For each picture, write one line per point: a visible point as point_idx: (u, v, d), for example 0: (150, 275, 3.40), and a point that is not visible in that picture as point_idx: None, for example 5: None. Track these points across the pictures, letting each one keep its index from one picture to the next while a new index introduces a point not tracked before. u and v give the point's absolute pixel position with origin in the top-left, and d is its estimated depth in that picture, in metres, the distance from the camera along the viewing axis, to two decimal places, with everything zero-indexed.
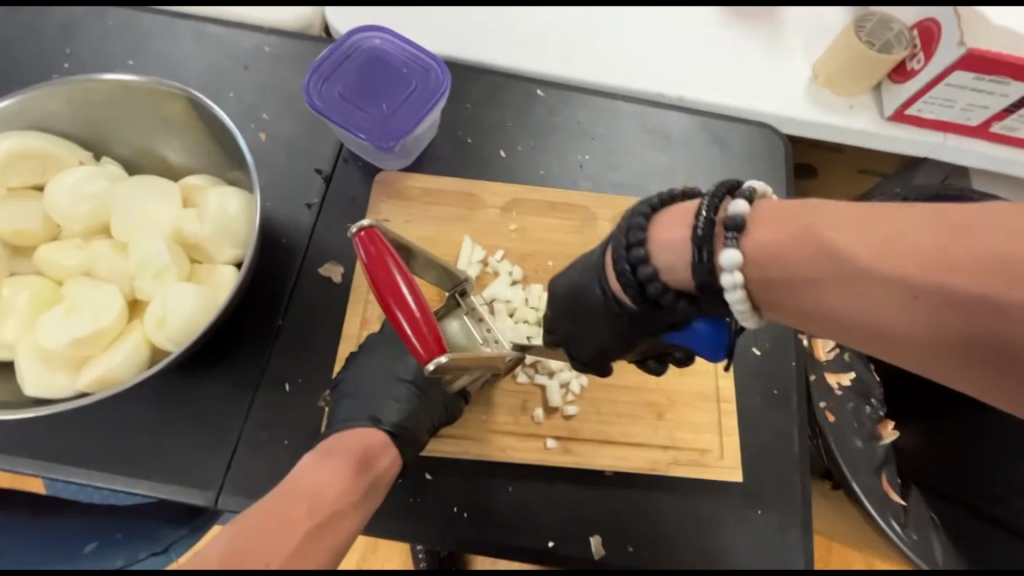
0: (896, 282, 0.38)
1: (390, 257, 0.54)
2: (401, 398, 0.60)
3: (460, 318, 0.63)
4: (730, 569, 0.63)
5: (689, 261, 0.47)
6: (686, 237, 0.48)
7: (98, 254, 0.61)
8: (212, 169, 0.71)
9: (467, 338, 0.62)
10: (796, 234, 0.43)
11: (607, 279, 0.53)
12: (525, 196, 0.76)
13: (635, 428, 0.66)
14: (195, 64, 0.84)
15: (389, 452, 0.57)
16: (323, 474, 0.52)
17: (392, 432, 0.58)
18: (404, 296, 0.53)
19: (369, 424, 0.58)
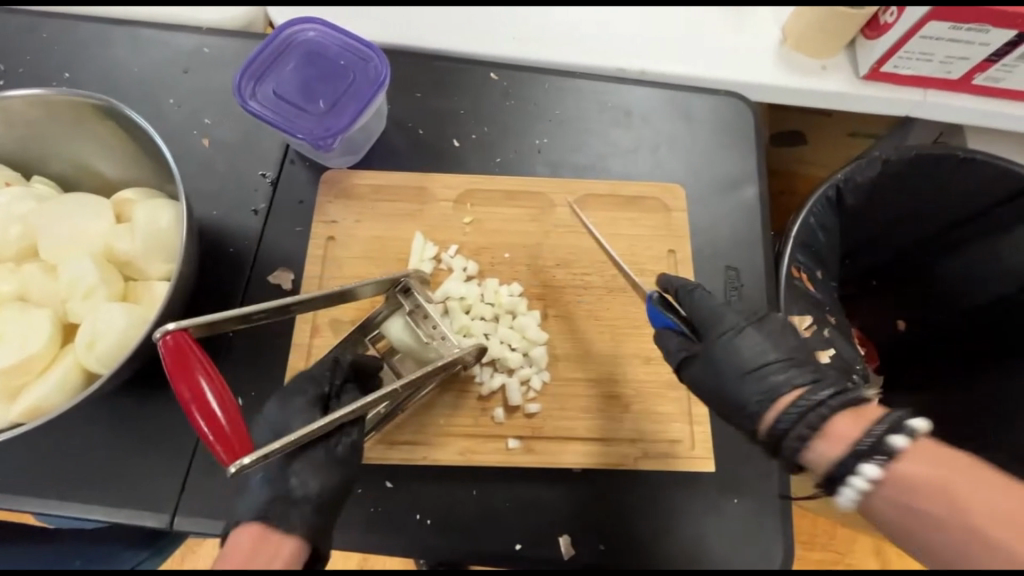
0: (969, 515, 0.44)
1: (201, 359, 0.48)
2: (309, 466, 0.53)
3: (404, 317, 0.61)
4: (707, 561, 0.61)
5: (835, 457, 0.47)
6: (845, 440, 0.47)
7: (29, 278, 0.58)
8: (149, 182, 0.68)
9: (411, 337, 0.61)
10: (925, 462, 0.46)
11: (763, 404, 0.52)
12: (479, 186, 0.73)
13: (601, 421, 0.63)
14: (133, 72, 0.81)
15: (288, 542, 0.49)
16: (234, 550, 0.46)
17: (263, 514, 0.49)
18: (206, 403, 0.47)
19: (259, 516, 0.49)
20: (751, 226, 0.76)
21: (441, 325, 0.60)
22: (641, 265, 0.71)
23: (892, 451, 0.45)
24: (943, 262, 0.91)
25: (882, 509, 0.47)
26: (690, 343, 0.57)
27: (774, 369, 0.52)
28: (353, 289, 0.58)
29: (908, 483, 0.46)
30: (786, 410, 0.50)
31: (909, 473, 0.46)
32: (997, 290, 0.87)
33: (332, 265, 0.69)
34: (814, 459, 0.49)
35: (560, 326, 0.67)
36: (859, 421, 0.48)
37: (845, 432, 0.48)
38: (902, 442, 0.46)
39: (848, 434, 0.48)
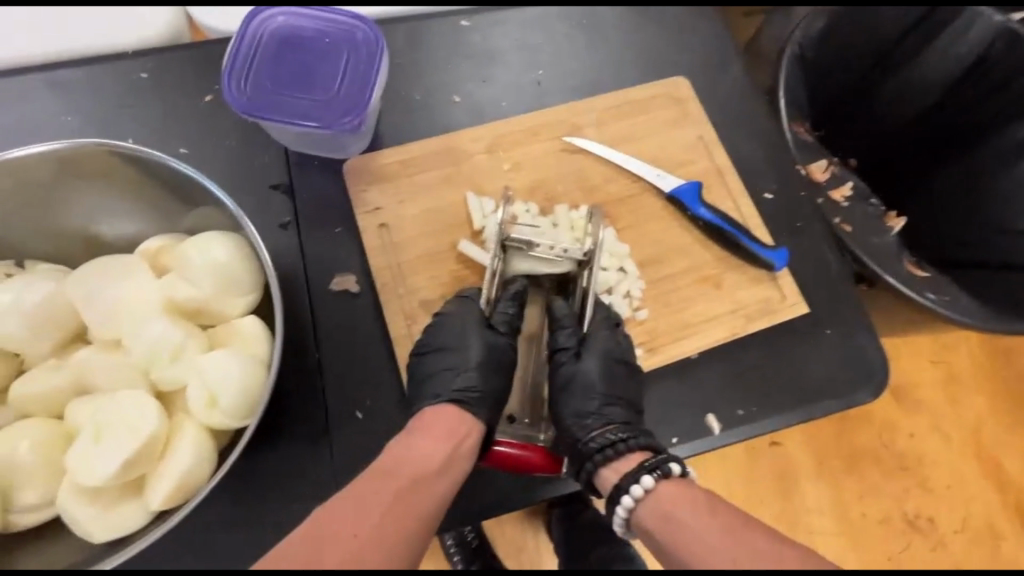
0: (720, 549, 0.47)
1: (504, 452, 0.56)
2: (469, 377, 0.60)
3: (520, 257, 0.63)
4: (826, 387, 0.67)
5: (650, 491, 0.53)
6: (658, 487, 0.53)
7: (90, 365, 0.52)
8: (161, 228, 0.60)
9: (539, 265, 0.63)
10: (685, 500, 0.52)
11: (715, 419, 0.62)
12: (504, 132, 0.72)
13: (702, 304, 0.67)
14: (71, 123, 0.70)
15: (466, 421, 0.57)
16: (421, 449, 0.53)
17: (460, 398, 0.58)
18: (518, 457, 0.56)
19: (455, 398, 0.58)
20: (752, 99, 0.80)
21: (557, 242, 0.61)
22: (678, 158, 0.74)
23: (668, 471, 0.53)
24: (882, 90, 1.01)
25: (672, 513, 0.52)
26: (711, 220, 0.68)
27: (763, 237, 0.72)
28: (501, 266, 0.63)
29: (660, 496, 0.53)
30: (624, 460, 0.56)
31: (665, 496, 0.53)
32: (931, 99, 1.00)
33: (396, 251, 0.66)
34: (601, 484, 0.57)
35: (634, 236, 0.69)
36: (673, 484, 0.53)
37: (665, 497, 0.53)
38: (649, 482, 0.53)
39: (664, 495, 0.53)
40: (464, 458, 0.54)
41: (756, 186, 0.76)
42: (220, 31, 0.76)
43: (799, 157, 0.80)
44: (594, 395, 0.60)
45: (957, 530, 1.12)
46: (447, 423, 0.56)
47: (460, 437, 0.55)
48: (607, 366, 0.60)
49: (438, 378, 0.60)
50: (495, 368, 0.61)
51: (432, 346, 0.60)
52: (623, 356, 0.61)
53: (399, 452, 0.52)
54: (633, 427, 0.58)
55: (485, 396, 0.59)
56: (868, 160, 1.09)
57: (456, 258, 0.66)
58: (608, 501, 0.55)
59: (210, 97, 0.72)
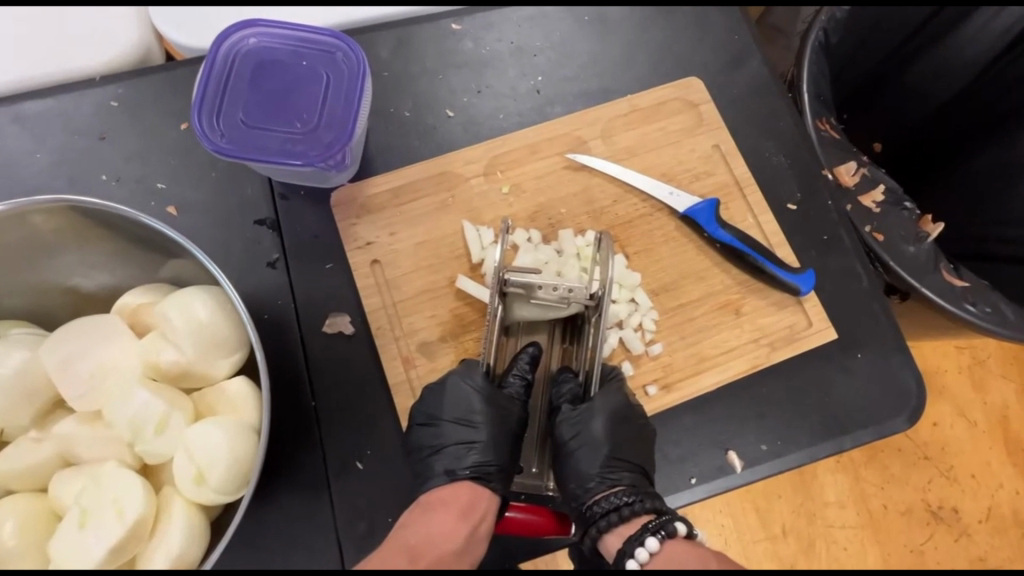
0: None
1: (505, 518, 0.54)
2: (477, 444, 0.57)
3: (521, 301, 0.58)
4: (856, 416, 0.63)
5: (656, 552, 0.50)
6: (663, 546, 0.50)
7: (72, 437, 0.49)
8: (143, 278, 0.57)
9: (546, 310, 0.57)
10: (690, 556, 0.49)
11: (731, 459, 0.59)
12: (502, 150, 0.66)
13: (721, 333, 0.63)
14: (40, 161, 0.65)
15: (483, 496, 0.55)
16: (439, 525, 0.51)
17: (475, 474, 0.56)
18: (523, 520, 0.54)
19: (473, 473, 0.56)
20: (772, 97, 0.73)
21: (561, 283, 0.56)
22: (692, 170, 0.68)
23: (673, 530, 0.51)
24: (911, 73, 0.93)
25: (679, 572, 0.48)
26: (729, 243, 0.63)
27: (785, 256, 0.67)
28: (503, 315, 0.57)
29: (667, 557, 0.50)
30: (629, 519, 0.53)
31: (673, 557, 0.50)
32: (963, 81, 0.92)
33: (391, 289, 0.62)
34: (605, 551, 0.53)
35: (645, 262, 0.64)
36: (678, 543, 0.50)
37: (669, 556, 0.50)
38: (654, 543, 0.50)
39: (668, 555, 0.50)
40: (482, 539, 0.52)
41: (778, 196, 0.70)
42: (192, 49, 0.70)
43: (826, 161, 0.72)
44: (596, 455, 0.56)
45: (981, 519, 1.09)
46: (461, 495, 0.54)
47: (479, 514, 0.53)
48: (610, 425, 0.56)
49: (445, 451, 0.57)
50: (505, 434, 0.58)
51: (435, 415, 0.57)
52: (626, 412, 0.57)
53: (421, 531, 0.50)
54: (640, 490, 0.55)
55: (502, 469, 0.57)
56: (891, 147, 1.02)
57: (455, 294, 0.62)
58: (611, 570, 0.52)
59: (186, 125, 0.67)
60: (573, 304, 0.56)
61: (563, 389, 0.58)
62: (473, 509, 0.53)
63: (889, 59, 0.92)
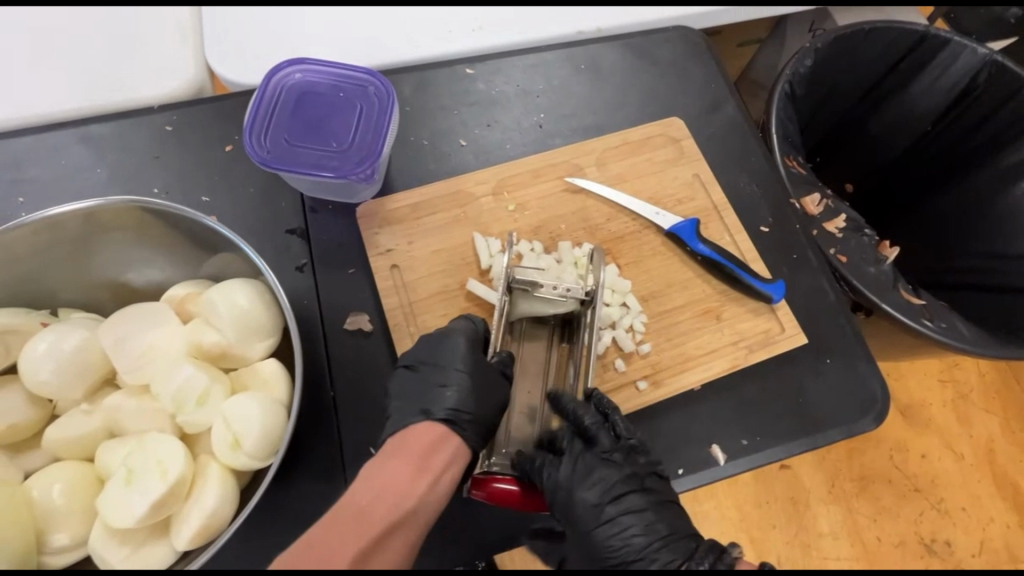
0: None
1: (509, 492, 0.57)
2: (453, 386, 0.59)
3: (525, 297, 0.65)
4: (828, 416, 0.69)
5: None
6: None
7: (119, 409, 0.54)
8: (187, 275, 0.64)
9: (546, 305, 0.64)
10: None
11: (713, 451, 0.65)
12: (508, 174, 0.76)
13: (704, 336, 0.69)
14: (99, 175, 0.74)
15: (449, 442, 0.57)
16: (391, 474, 0.52)
17: (448, 419, 0.58)
18: (522, 494, 0.57)
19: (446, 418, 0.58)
20: (745, 135, 0.84)
21: (560, 281, 0.63)
22: (675, 195, 0.78)
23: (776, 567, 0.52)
24: (871, 122, 1.05)
25: None
26: (708, 256, 0.71)
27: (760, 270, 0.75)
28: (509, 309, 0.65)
29: None
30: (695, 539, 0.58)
31: None
32: (921, 129, 1.02)
33: (408, 291, 0.69)
34: None
35: (635, 272, 0.72)
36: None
37: None
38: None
39: None
40: (437, 486, 0.53)
41: (752, 219, 0.79)
42: (239, 83, 0.80)
43: (793, 192, 0.82)
44: (645, 472, 0.60)
45: (975, 553, 1.08)
46: (421, 438, 0.56)
47: (436, 461, 0.55)
48: (615, 485, 0.59)
49: (421, 395, 0.60)
50: (487, 385, 0.60)
51: (429, 360, 0.61)
52: (630, 470, 0.59)
53: (375, 481, 0.51)
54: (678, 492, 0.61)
55: (474, 417, 0.58)
56: (862, 186, 1.13)
57: (464, 297, 0.69)
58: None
59: (230, 147, 0.76)
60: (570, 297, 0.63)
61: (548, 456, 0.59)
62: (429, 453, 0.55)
63: (853, 108, 1.03)
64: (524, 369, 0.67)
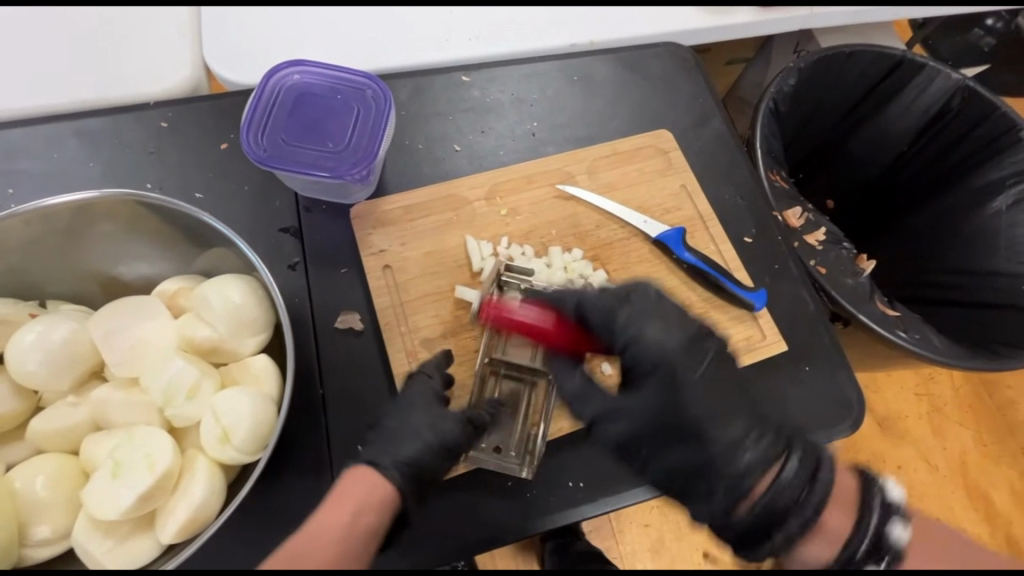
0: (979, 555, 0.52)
1: (519, 323, 0.66)
2: (408, 440, 0.58)
3: (514, 297, 0.71)
4: (807, 422, 0.71)
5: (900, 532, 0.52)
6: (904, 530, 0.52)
7: (106, 402, 0.54)
8: (180, 270, 0.64)
9: (545, 305, 0.67)
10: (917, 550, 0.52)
11: None
12: (501, 180, 0.77)
13: None
14: (91, 169, 0.74)
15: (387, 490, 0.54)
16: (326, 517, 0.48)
17: (395, 470, 0.55)
18: (534, 323, 0.65)
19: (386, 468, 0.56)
20: (731, 149, 0.86)
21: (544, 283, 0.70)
22: (663, 205, 0.80)
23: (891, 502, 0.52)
24: (849, 143, 1.09)
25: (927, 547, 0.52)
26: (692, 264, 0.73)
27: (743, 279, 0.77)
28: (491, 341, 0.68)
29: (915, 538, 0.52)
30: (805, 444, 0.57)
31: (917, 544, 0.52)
32: (899, 149, 1.06)
33: (400, 291, 0.70)
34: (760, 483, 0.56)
35: (623, 278, 0.74)
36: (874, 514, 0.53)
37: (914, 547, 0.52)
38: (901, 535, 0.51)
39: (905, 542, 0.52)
40: (369, 531, 0.50)
41: (736, 230, 0.81)
42: (236, 83, 0.81)
43: (775, 205, 0.85)
44: (712, 344, 0.65)
45: None
46: (357, 489, 0.53)
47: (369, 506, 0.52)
48: (679, 337, 0.64)
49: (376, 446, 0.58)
50: (448, 439, 0.60)
51: (409, 403, 0.61)
52: (694, 331, 0.65)
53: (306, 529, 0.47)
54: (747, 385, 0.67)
55: (420, 476, 0.57)
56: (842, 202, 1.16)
57: (455, 299, 0.70)
58: (769, 525, 0.54)
59: (225, 145, 0.77)
60: (570, 297, 0.66)
61: (596, 293, 0.66)
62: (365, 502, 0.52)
63: (835, 127, 1.06)
64: (501, 409, 0.67)
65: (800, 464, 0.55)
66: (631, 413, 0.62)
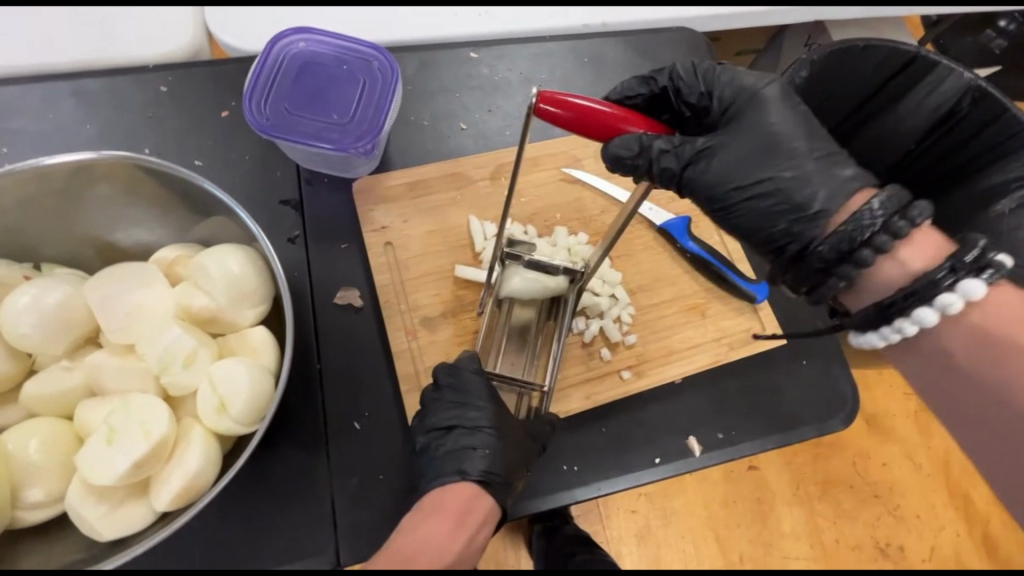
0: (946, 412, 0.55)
1: (578, 108, 0.47)
2: (482, 444, 0.59)
3: (518, 273, 0.64)
4: (800, 416, 0.71)
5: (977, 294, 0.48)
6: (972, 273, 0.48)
7: (101, 368, 0.53)
8: (178, 238, 0.63)
9: (540, 282, 0.63)
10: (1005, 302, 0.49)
11: (688, 442, 0.68)
12: (507, 160, 0.76)
13: (688, 331, 0.71)
14: (88, 131, 0.72)
15: (486, 499, 0.57)
16: (433, 532, 0.52)
17: (483, 479, 0.57)
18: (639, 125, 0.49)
19: (479, 477, 0.57)
20: None
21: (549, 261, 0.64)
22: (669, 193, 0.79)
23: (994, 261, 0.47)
24: (861, 128, 1.00)
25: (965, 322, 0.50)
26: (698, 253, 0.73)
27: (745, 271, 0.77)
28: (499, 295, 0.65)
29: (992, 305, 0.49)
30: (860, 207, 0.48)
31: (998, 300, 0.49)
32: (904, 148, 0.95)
33: (400, 268, 0.69)
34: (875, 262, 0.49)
35: (626, 265, 0.73)
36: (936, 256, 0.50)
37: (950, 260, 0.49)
38: (978, 288, 0.47)
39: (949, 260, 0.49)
40: (474, 546, 0.54)
41: None
42: (239, 50, 0.79)
43: None
44: (786, 125, 0.54)
45: (925, 559, 1.09)
46: (460, 497, 0.56)
47: (474, 521, 0.55)
48: (727, 141, 0.54)
49: (450, 444, 0.59)
50: (512, 440, 0.59)
51: (459, 401, 0.59)
52: (719, 106, 0.56)
53: (417, 539, 0.51)
54: (789, 96, 0.56)
55: (507, 480, 0.58)
56: None
57: (456, 279, 0.70)
58: (826, 272, 0.50)
59: (226, 113, 0.75)
60: (562, 269, 0.63)
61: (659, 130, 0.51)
62: (470, 514, 0.55)
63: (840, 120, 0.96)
64: (513, 363, 0.66)
65: (887, 196, 0.48)
66: (720, 151, 0.53)
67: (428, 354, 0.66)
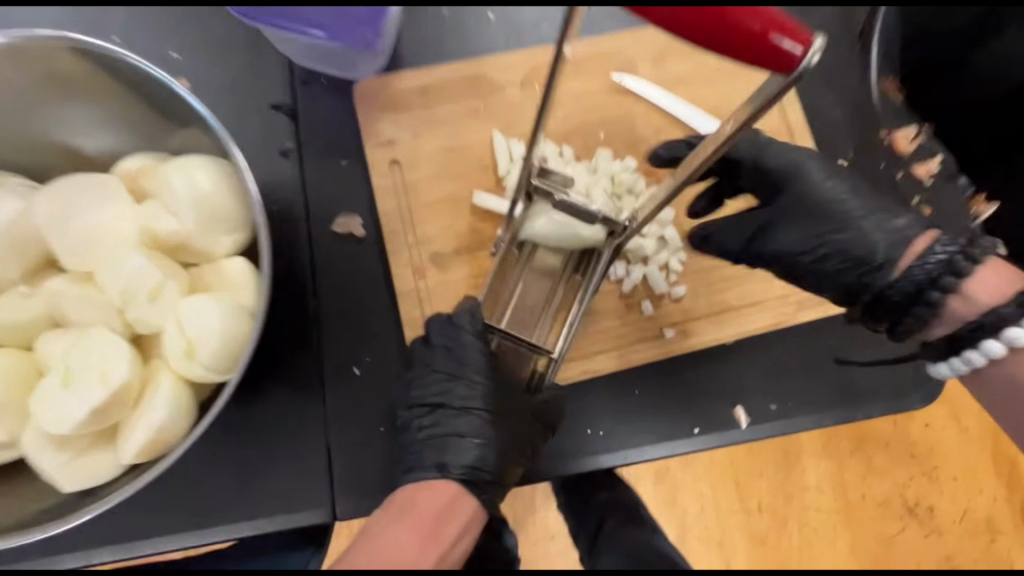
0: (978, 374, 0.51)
1: None
2: (472, 432, 0.51)
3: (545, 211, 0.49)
4: (874, 390, 0.60)
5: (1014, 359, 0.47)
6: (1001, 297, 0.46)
7: (62, 296, 0.46)
8: (147, 146, 0.53)
9: (569, 221, 0.49)
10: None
11: (738, 411, 0.58)
12: (543, 61, 0.61)
13: (748, 285, 0.59)
14: (47, 11, 0.60)
15: (468, 500, 0.49)
16: (402, 539, 0.45)
17: (467, 478, 0.49)
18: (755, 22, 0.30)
19: (463, 475, 0.50)
20: (840, 43, 0.67)
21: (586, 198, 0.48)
22: None
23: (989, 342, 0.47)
24: None
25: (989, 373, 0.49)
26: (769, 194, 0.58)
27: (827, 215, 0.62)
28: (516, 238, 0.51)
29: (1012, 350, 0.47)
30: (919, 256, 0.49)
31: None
32: None
33: (408, 193, 0.58)
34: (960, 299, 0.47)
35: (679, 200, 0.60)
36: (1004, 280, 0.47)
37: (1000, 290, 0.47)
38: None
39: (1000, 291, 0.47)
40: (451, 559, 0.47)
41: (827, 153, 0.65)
42: None
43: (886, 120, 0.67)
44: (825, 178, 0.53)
45: None
46: (438, 502, 0.48)
47: (452, 529, 0.48)
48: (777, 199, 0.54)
49: (432, 431, 0.51)
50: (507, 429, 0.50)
51: (447, 374, 0.51)
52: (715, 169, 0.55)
53: (383, 545, 0.45)
54: (793, 178, 0.53)
55: (496, 478, 0.50)
56: None
57: (473, 208, 0.58)
58: (908, 304, 0.49)
59: None
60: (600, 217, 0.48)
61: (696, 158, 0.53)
62: (449, 519, 0.48)
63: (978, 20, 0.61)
64: (522, 322, 0.54)
65: (946, 237, 0.48)
66: (786, 228, 0.53)
67: (438, 296, 0.57)
